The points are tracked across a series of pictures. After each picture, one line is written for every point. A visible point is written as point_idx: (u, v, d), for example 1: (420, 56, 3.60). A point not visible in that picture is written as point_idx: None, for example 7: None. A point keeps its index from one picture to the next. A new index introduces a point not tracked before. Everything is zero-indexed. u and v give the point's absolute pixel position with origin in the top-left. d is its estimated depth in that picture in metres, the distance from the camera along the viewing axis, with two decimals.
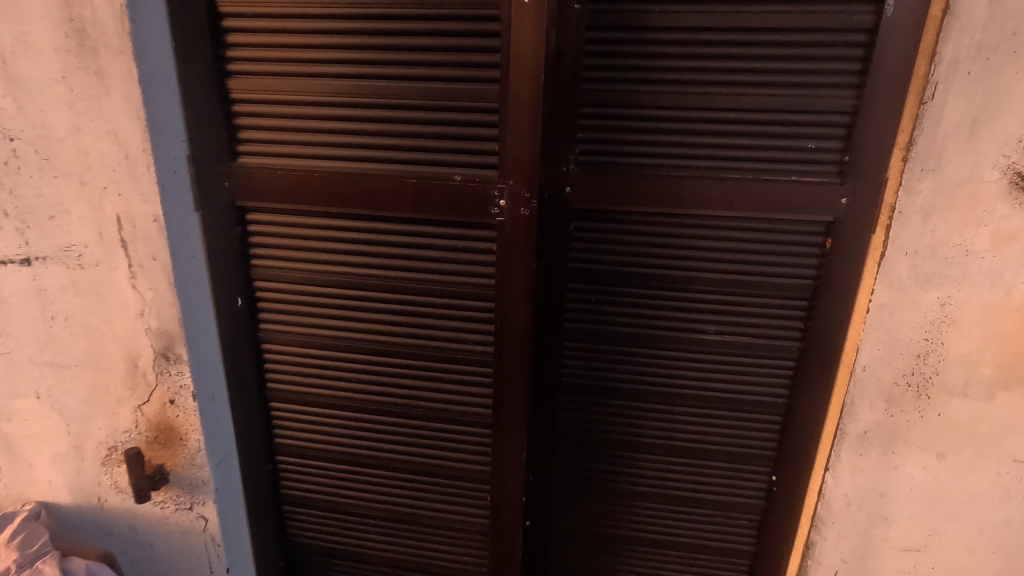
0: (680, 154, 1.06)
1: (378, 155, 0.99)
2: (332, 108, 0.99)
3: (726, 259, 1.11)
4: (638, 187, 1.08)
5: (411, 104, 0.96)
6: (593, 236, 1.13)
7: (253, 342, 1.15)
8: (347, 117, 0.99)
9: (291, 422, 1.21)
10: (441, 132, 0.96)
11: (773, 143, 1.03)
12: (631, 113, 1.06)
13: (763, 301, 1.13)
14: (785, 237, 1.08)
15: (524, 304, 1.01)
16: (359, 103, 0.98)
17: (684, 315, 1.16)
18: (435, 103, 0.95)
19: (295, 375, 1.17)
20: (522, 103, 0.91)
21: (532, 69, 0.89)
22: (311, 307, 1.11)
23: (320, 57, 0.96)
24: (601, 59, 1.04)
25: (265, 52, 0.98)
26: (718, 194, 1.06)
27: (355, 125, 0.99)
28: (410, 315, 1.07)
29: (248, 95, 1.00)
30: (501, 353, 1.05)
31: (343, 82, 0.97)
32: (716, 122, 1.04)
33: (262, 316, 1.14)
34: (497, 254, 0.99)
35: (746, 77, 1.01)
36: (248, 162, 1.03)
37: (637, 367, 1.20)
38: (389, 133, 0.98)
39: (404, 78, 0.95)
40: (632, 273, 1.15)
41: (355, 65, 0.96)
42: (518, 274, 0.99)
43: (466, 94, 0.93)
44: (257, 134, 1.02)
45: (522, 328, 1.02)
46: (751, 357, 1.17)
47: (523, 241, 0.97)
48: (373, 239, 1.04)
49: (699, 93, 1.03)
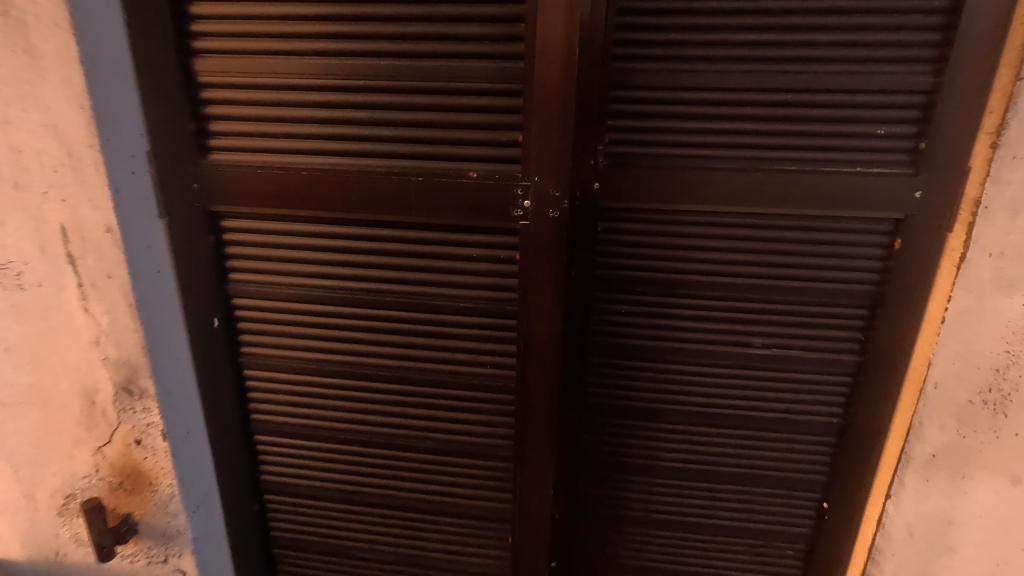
0: (725, 142, 0.92)
1: (377, 149, 0.84)
2: (320, 94, 0.83)
3: (777, 262, 0.97)
4: (677, 181, 0.93)
5: (417, 86, 0.80)
6: (624, 240, 0.99)
7: (233, 367, 1.00)
8: (341, 105, 0.83)
9: (276, 456, 1.05)
10: (451, 120, 0.81)
11: (834, 127, 0.89)
12: (669, 96, 0.91)
13: (819, 310, 0.99)
14: (845, 237, 0.94)
15: (553, 321, 0.86)
16: (354, 88, 0.82)
17: (725, 326, 1.02)
18: (444, 87, 0.80)
19: (283, 404, 1.01)
20: (550, 83, 0.76)
21: (563, 42, 0.74)
22: (300, 327, 0.96)
23: (306, 32, 0.81)
24: (636, 32, 0.89)
25: (239, 27, 0.82)
26: (772, 189, 0.92)
27: (349, 113, 0.83)
28: (416, 334, 0.92)
29: (218, 78, 0.84)
30: (524, 378, 0.90)
31: (333, 62, 0.82)
32: (769, 105, 0.89)
33: (244, 338, 0.99)
34: (520, 265, 0.84)
35: (805, 51, 0.87)
36: (221, 158, 0.87)
37: (673, 385, 1.06)
38: (391, 122, 0.82)
39: (405, 57, 0.80)
40: (666, 279, 1.00)
41: (346, 42, 0.81)
42: (545, 287, 0.84)
43: (482, 73, 0.78)
44: (231, 125, 0.86)
45: (551, 348, 0.88)
46: (803, 373, 1.03)
47: (551, 249, 0.82)
48: (370, 248, 0.89)
49: (748, 70, 0.88)
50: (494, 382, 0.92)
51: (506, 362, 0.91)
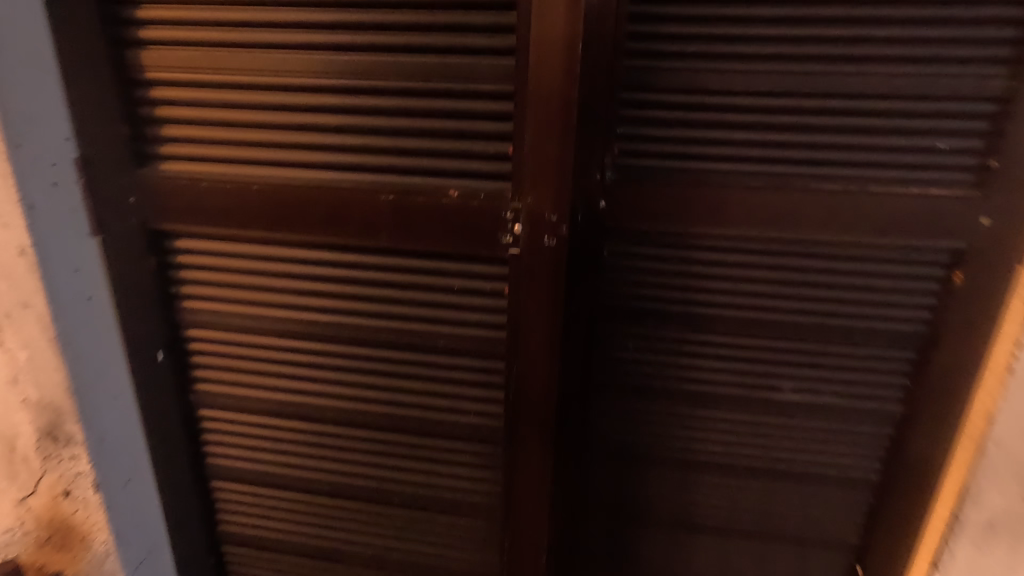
0: (754, 156, 0.78)
1: (344, 161, 0.71)
2: (277, 94, 0.71)
3: (812, 296, 0.83)
4: (698, 200, 0.80)
5: (391, 87, 0.68)
6: (635, 266, 0.86)
7: (182, 406, 0.87)
8: (303, 108, 0.71)
9: (234, 502, 0.93)
10: (429, 128, 0.68)
11: (885, 140, 0.75)
12: (690, 100, 0.78)
13: (858, 351, 0.86)
14: (893, 268, 0.80)
15: (549, 365, 0.73)
16: (318, 87, 0.70)
17: (748, 367, 0.88)
18: (421, 88, 0.67)
19: (240, 447, 0.89)
20: (547, 85, 0.62)
21: (565, 35, 0.61)
22: (257, 362, 0.84)
23: (262, 20, 0.68)
24: (653, 25, 0.76)
25: (184, 13, 0.69)
26: (809, 211, 0.78)
27: (312, 117, 0.71)
28: (391, 374, 0.80)
29: (158, 74, 0.72)
30: (514, 428, 0.77)
31: (294, 57, 0.69)
32: (808, 113, 0.76)
33: (195, 372, 0.86)
34: (510, 299, 0.71)
35: (855, 48, 0.73)
36: (163, 169, 0.75)
37: (686, 432, 0.93)
38: (361, 129, 0.70)
39: (377, 53, 0.67)
40: (682, 312, 0.87)
41: (308, 34, 0.68)
42: (541, 326, 0.71)
43: (468, 71, 0.65)
44: (173, 130, 0.74)
45: (545, 395, 0.75)
46: (837, 422, 0.90)
47: (546, 282, 0.69)
48: (335, 276, 0.77)
49: (786, 71, 0.75)
50: (479, 430, 0.80)
51: (494, 409, 0.78)
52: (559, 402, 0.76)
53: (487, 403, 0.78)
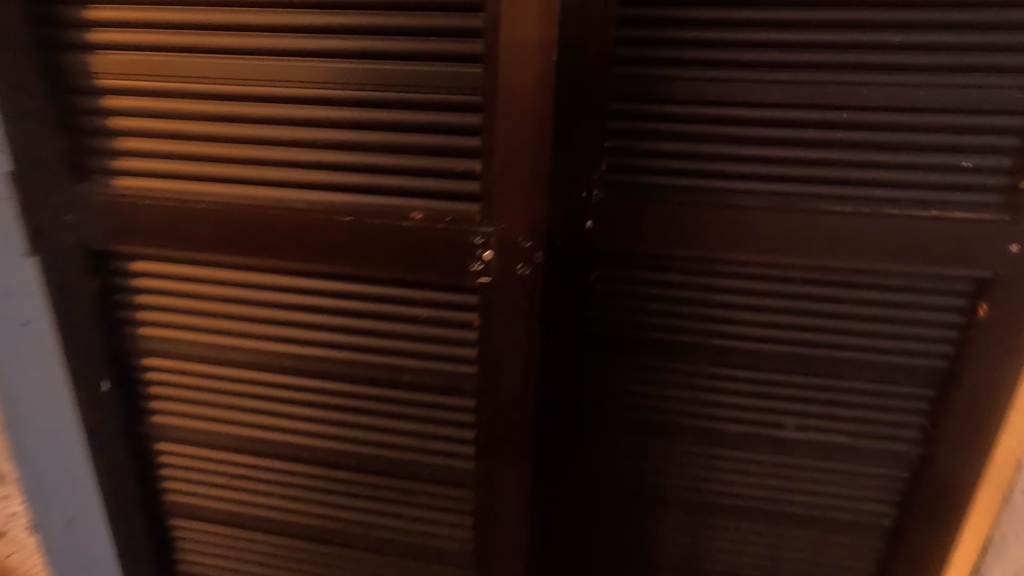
0: (756, 173, 0.71)
1: (301, 178, 0.64)
2: (227, 104, 0.64)
3: (819, 326, 0.76)
4: (693, 221, 0.73)
5: (351, 96, 0.61)
6: (625, 292, 0.79)
7: (131, 440, 0.80)
8: (255, 119, 0.64)
9: (189, 542, 0.86)
10: (392, 144, 0.61)
11: (902, 158, 0.68)
12: (686, 112, 0.71)
13: (870, 387, 0.78)
14: (909, 297, 0.73)
15: (525, 404, 0.66)
16: (272, 96, 0.63)
17: (748, 402, 0.81)
18: (383, 99, 0.60)
19: (195, 483, 0.82)
20: (519, 96, 0.55)
21: (539, 39, 0.53)
22: (212, 393, 0.77)
23: (209, 22, 0.62)
24: (645, 29, 0.69)
25: (126, 14, 0.63)
26: (818, 235, 0.71)
27: (266, 129, 0.64)
28: (354, 408, 0.73)
29: (97, 81, 0.65)
30: (488, 472, 0.70)
31: (245, 63, 0.62)
32: (816, 127, 0.69)
33: (150, 404, 0.79)
34: (481, 332, 0.64)
35: (870, 56, 0.65)
36: (101, 183, 0.68)
37: (681, 470, 0.86)
38: (317, 143, 0.63)
39: (333, 58, 0.60)
40: (676, 343, 0.80)
41: (258, 37, 0.62)
42: (515, 362, 0.64)
43: (434, 80, 0.58)
44: (114, 141, 0.67)
45: (521, 437, 0.68)
46: (846, 463, 0.82)
47: (520, 314, 0.62)
48: (294, 302, 0.70)
49: (793, 80, 0.67)
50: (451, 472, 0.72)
51: (466, 449, 0.71)
52: (537, 445, 0.69)
53: (459, 443, 0.71)
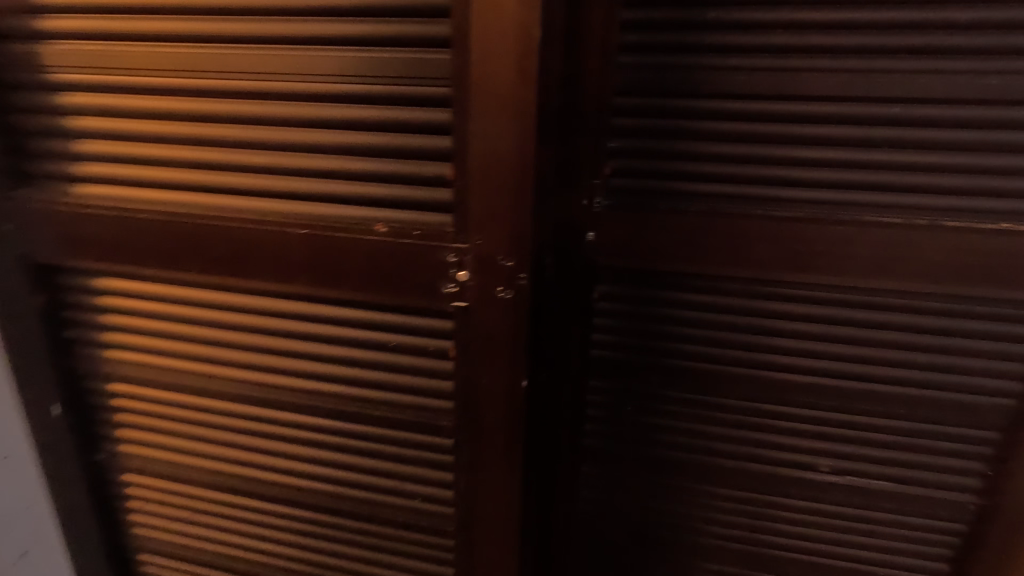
0: (788, 178, 0.61)
1: (257, 185, 0.57)
2: (207, 101, 0.56)
3: (859, 357, 0.65)
4: (711, 234, 0.63)
5: (313, 90, 0.53)
6: (631, 313, 0.69)
7: (89, 469, 0.74)
8: (217, 117, 0.56)
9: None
10: (355, 146, 0.53)
11: (966, 159, 0.57)
12: (705, 107, 0.61)
13: (921, 428, 0.67)
14: (971, 325, 0.61)
15: (508, 446, 0.58)
16: (263, 91, 0.54)
17: (775, 440, 0.71)
18: (343, 95, 0.52)
19: (158, 515, 0.76)
20: (495, 87, 0.47)
21: (516, 18, 0.45)
22: (172, 421, 0.70)
23: (151, 8, 0.54)
24: (654, 10, 0.59)
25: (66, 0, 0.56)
26: (858, 252, 0.60)
27: (241, 128, 0.56)
28: (326, 441, 0.65)
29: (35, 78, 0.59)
30: (468, 517, 0.63)
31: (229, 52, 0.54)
32: (859, 124, 0.58)
33: (108, 430, 0.72)
34: (459, 364, 0.56)
35: (926, 38, 0.55)
36: (43, 191, 0.61)
37: (696, 513, 0.76)
38: (277, 144, 0.55)
39: (286, 48, 0.52)
40: (691, 371, 0.70)
41: (202, 24, 0.54)
42: (496, 398, 0.56)
43: (402, 70, 0.50)
44: (58, 144, 0.61)
45: (508, 483, 0.60)
46: (890, 513, 0.71)
47: (502, 346, 0.54)
48: (254, 324, 0.63)
49: (833, 68, 0.57)
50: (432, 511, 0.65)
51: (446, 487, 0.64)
52: (524, 491, 0.60)
53: (438, 480, 0.64)
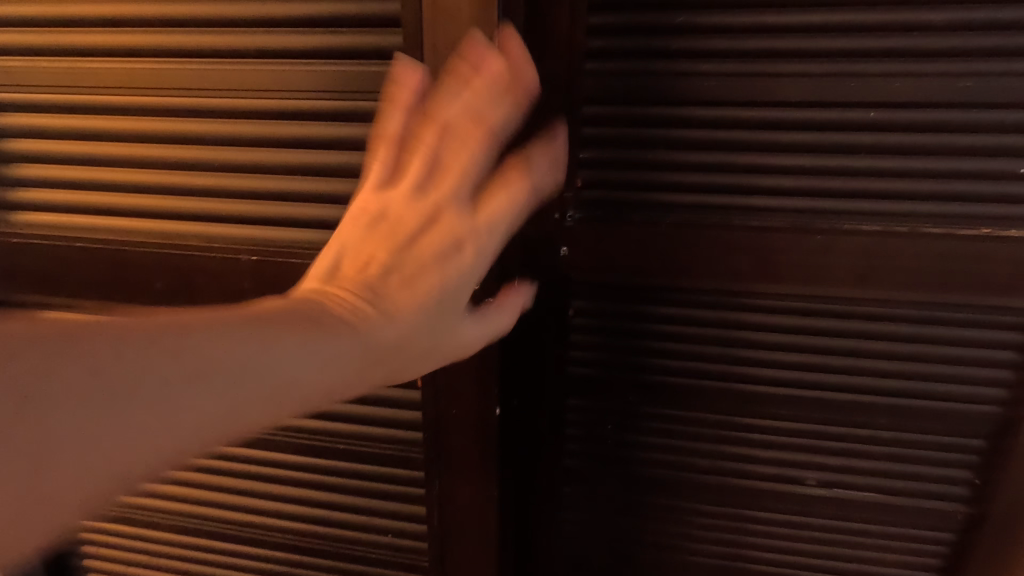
0: (766, 187, 0.59)
1: (234, 204, 0.60)
2: (409, 163, 0.46)
3: (842, 367, 0.63)
4: (687, 246, 0.61)
5: (284, 108, 0.56)
6: (607, 329, 0.66)
7: None
8: (433, 223, 0.44)
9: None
10: (338, 164, 0.57)
11: (946, 164, 0.55)
12: (678, 114, 0.58)
13: (906, 438, 0.65)
14: (954, 332, 0.60)
15: (479, 468, 0.60)
16: (448, 233, 0.44)
17: (759, 454, 0.69)
18: (323, 116, 0.55)
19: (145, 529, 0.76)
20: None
21: (470, 38, 0.48)
22: None
23: (130, 34, 0.56)
24: (623, 15, 0.57)
25: (51, 29, 0.58)
26: (838, 260, 0.59)
27: (433, 241, 0.43)
28: (304, 452, 0.67)
29: (23, 103, 0.61)
30: (444, 535, 0.65)
31: (465, 172, 0.46)
32: (835, 130, 0.56)
33: None
34: (426, 390, 0.59)
35: (901, 40, 0.53)
36: (34, 212, 0.64)
37: (681, 532, 0.73)
38: (251, 165, 0.58)
39: (264, 70, 0.55)
40: (672, 387, 0.67)
41: (180, 49, 0.56)
42: (465, 423, 0.58)
43: (375, 85, 0.53)
44: (46, 168, 0.63)
45: (484, 503, 0.61)
46: (879, 524, 0.69)
47: (469, 369, 0.56)
48: None
49: (808, 73, 0.55)
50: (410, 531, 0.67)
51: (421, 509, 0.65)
52: (502, 508, 0.62)
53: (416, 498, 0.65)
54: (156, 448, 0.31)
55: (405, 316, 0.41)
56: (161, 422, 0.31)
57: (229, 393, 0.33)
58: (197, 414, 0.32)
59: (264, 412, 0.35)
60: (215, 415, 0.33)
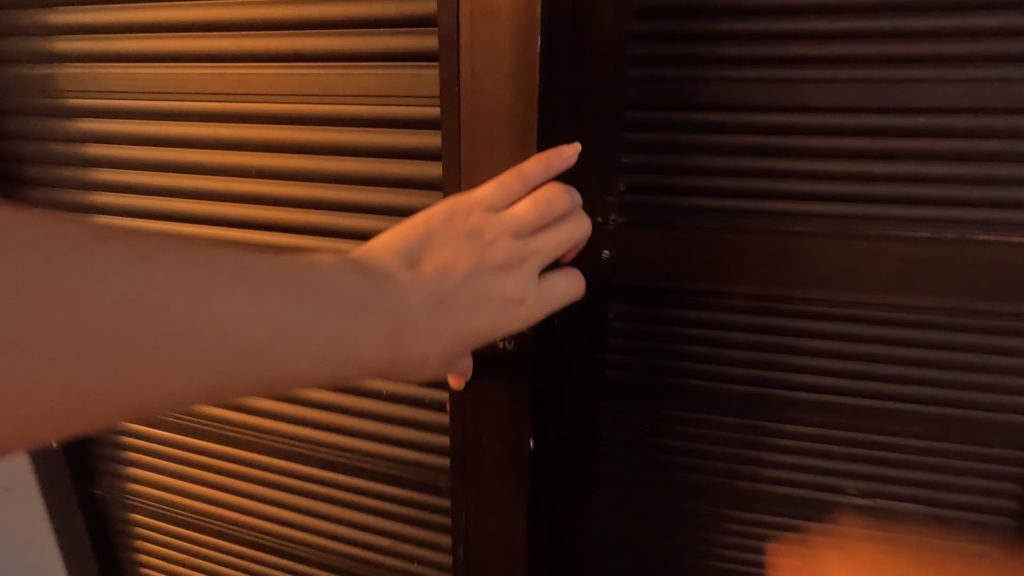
0: (806, 192, 0.59)
1: (284, 203, 0.63)
2: (517, 207, 0.50)
3: (887, 377, 0.62)
4: (728, 250, 0.61)
5: (337, 114, 0.58)
6: (647, 332, 0.67)
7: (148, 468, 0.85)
8: (507, 266, 0.49)
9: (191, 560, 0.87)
10: (390, 166, 0.58)
11: (997, 171, 0.54)
12: (721, 120, 0.58)
13: (952, 450, 0.64)
14: (1005, 343, 0.59)
15: (505, 489, 0.63)
16: (515, 286, 0.49)
17: (796, 463, 0.68)
18: (376, 120, 0.57)
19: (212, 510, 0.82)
20: (483, 103, 0.52)
21: (508, 40, 0.50)
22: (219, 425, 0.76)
23: (209, 48, 0.61)
24: (668, 22, 0.57)
25: (144, 46, 0.63)
26: (883, 266, 0.58)
27: (502, 289, 0.49)
28: (346, 442, 0.70)
29: (119, 118, 0.67)
30: (470, 553, 0.68)
31: (555, 247, 0.51)
32: (883, 137, 0.56)
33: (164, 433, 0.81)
34: (456, 411, 0.63)
35: (950, 47, 0.53)
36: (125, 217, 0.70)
37: (718, 540, 0.72)
38: (305, 169, 0.61)
39: (325, 77, 0.57)
40: (710, 393, 0.67)
41: (253, 60, 0.60)
42: (493, 446, 0.62)
43: (420, 88, 0.55)
44: (135, 175, 0.69)
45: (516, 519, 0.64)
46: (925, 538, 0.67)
47: (497, 395, 0.60)
48: None
49: (855, 80, 0.55)
50: (443, 543, 0.71)
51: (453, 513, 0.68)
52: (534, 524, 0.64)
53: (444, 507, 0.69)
54: (202, 373, 0.38)
55: (436, 328, 0.46)
56: (210, 353, 0.38)
57: (278, 342, 0.40)
58: (241, 354, 0.39)
59: (304, 366, 0.41)
60: (261, 358, 0.40)
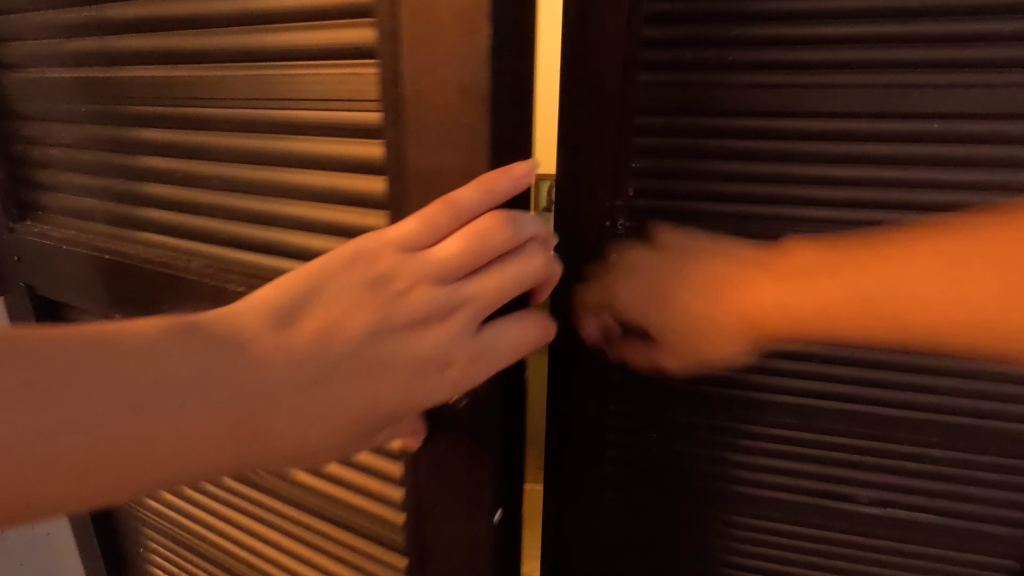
0: (818, 199, 0.58)
1: (269, 207, 0.60)
2: (441, 250, 0.47)
3: (900, 387, 0.61)
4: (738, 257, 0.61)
5: (313, 114, 0.54)
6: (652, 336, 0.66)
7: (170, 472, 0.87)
8: (425, 320, 0.47)
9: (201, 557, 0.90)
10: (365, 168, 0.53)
11: (1014, 177, 0.53)
12: (732, 126, 0.58)
13: (965, 459, 0.63)
14: None
15: (466, 542, 0.59)
16: (439, 340, 0.47)
17: (805, 469, 0.67)
18: (349, 117, 0.52)
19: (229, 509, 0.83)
20: (427, 102, 0.48)
21: (452, 29, 0.45)
22: None
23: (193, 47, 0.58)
24: (679, 28, 0.58)
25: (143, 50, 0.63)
26: None
27: (415, 349, 0.46)
28: (336, 464, 0.67)
29: (129, 125, 0.68)
30: None
31: (492, 290, 0.48)
32: (896, 143, 0.55)
33: None
34: (418, 461, 0.60)
35: (966, 52, 0.52)
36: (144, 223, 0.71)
37: (728, 541, 0.73)
38: (290, 174, 0.57)
39: (298, 71, 0.53)
40: (718, 399, 0.67)
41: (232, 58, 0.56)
42: (456, 496, 0.58)
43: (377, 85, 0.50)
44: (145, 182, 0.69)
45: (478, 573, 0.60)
46: (935, 544, 0.67)
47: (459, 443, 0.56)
48: None
49: (868, 85, 0.54)
50: None
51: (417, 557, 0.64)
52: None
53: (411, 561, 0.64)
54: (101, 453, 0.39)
55: (336, 398, 0.44)
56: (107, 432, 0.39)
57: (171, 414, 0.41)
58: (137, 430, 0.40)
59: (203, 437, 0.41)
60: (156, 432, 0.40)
